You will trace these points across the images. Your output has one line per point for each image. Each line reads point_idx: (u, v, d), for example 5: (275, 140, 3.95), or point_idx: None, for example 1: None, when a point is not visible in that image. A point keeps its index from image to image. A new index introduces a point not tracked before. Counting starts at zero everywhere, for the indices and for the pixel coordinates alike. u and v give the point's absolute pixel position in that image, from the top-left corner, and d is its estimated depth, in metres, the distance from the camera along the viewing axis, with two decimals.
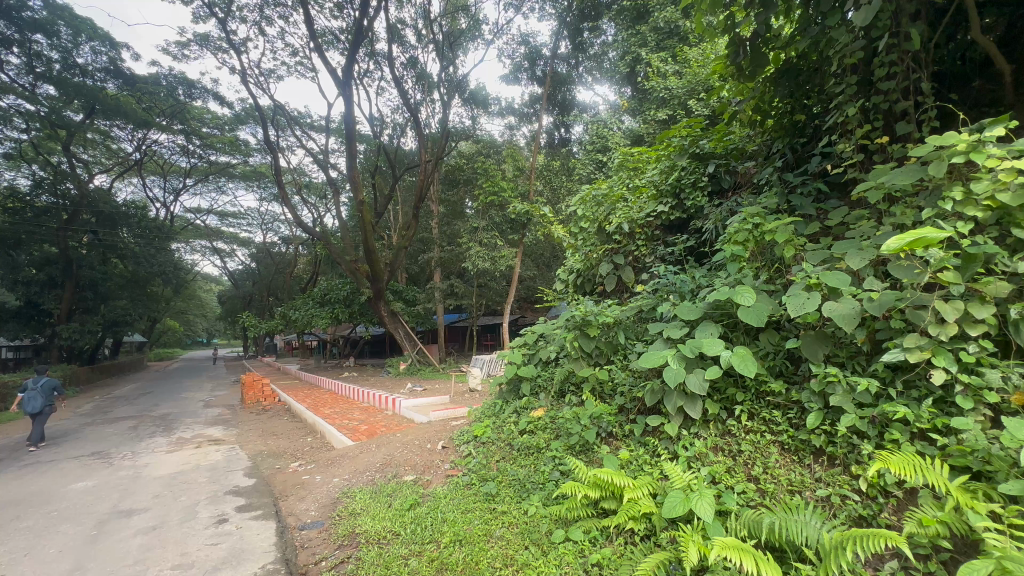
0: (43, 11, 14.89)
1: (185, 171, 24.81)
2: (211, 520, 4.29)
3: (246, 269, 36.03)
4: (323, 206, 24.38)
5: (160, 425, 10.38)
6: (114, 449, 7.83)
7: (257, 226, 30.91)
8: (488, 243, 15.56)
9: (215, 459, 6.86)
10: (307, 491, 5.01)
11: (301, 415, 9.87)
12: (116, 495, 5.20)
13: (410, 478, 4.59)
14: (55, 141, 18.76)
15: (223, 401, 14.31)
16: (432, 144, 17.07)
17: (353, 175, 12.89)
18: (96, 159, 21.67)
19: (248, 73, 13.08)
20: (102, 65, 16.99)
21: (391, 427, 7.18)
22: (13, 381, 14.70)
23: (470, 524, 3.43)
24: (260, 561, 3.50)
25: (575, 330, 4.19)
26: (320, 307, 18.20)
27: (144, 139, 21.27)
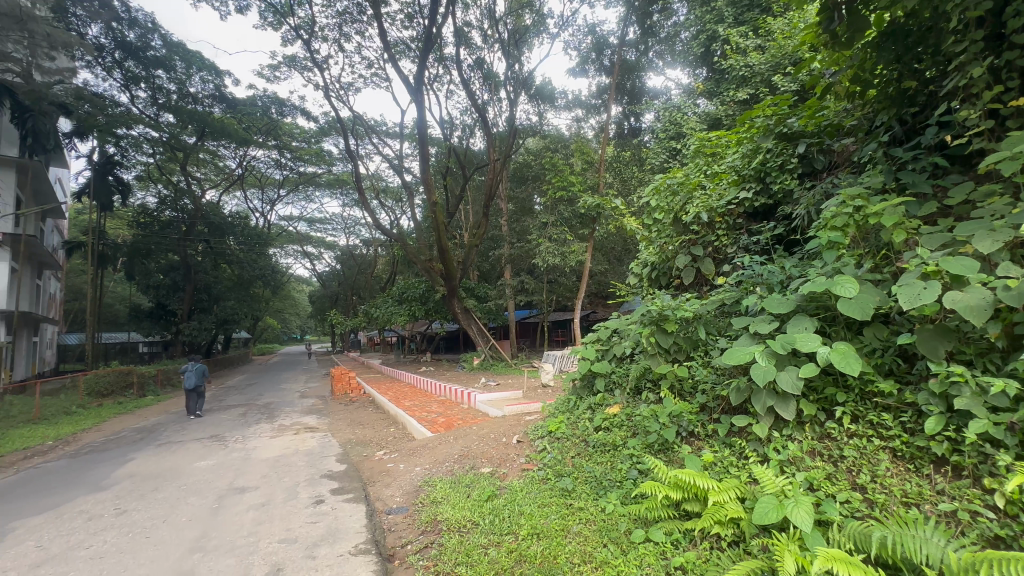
0: (163, 49, 16.98)
1: (278, 183, 27.25)
2: (310, 501, 4.69)
3: (332, 271, 38.86)
4: (399, 209, 25.61)
5: (264, 413, 11.50)
6: (228, 433, 8.82)
7: (341, 230, 33.19)
8: (558, 238, 15.48)
9: (311, 445, 7.50)
10: (392, 478, 5.31)
11: (384, 407, 10.47)
12: (231, 474, 5.85)
13: (486, 470, 4.70)
14: (175, 162, 21.46)
15: (316, 392, 15.60)
16: (500, 142, 17.28)
17: (425, 177, 13.39)
18: (208, 177, 24.48)
19: (329, 88, 14.03)
20: (210, 91, 19.11)
21: (467, 421, 7.40)
22: (148, 371, 17.06)
23: (547, 518, 3.45)
24: (353, 541, 3.72)
25: (651, 325, 4.04)
26: (399, 305, 19.16)
27: (244, 156, 23.65)
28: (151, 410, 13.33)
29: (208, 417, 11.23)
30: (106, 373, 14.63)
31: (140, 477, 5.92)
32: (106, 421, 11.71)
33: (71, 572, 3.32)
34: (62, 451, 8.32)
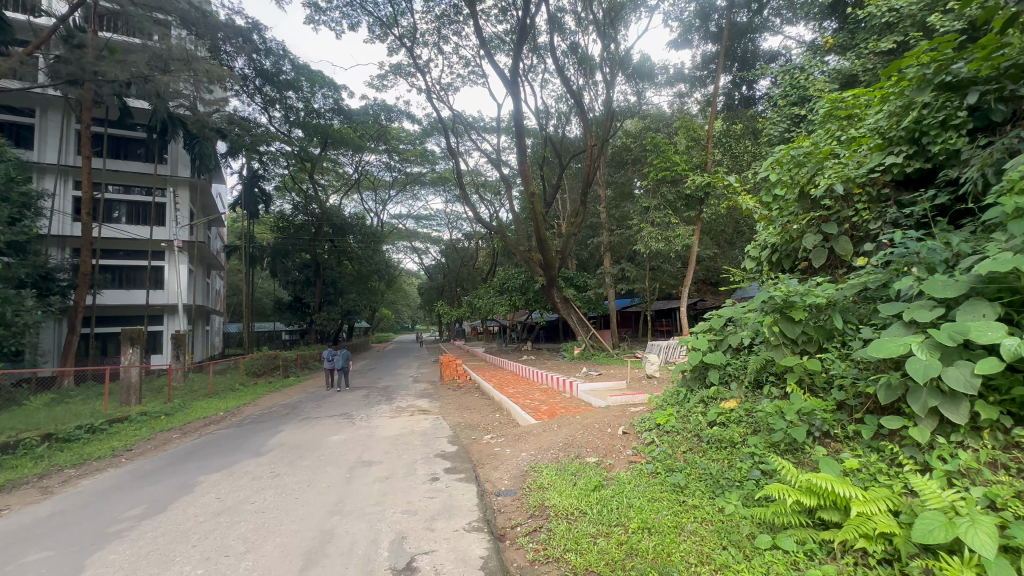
0: (292, 72, 19.18)
1: (389, 183, 29.47)
2: (427, 478, 5.05)
3: (438, 264, 41.21)
4: (498, 201, 26.25)
5: (383, 395, 12.63)
6: (355, 412, 9.84)
7: (445, 226, 35.00)
8: (661, 222, 14.72)
9: (425, 426, 8.07)
10: (500, 462, 5.51)
11: (489, 394, 10.92)
12: (359, 449, 6.52)
13: (592, 460, 4.66)
14: (304, 172, 24.28)
15: (427, 378, 16.76)
16: (596, 127, 16.85)
17: (523, 168, 13.51)
18: (330, 183, 27.37)
19: (431, 91, 14.75)
20: (330, 106, 21.24)
21: (570, 410, 7.42)
22: (290, 356, 19.66)
23: (658, 514, 3.33)
24: (467, 518, 3.91)
25: (774, 314, 3.67)
26: (500, 296, 19.75)
27: (360, 162, 26.16)
28: (293, 390, 15.39)
29: (338, 397, 12.64)
30: (259, 357, 17.15)
31: (288, 447, 6.85)
32: (261, 398, 13.77)
33: (242, 521, 3.98)
34: (230, 422, 9.94)
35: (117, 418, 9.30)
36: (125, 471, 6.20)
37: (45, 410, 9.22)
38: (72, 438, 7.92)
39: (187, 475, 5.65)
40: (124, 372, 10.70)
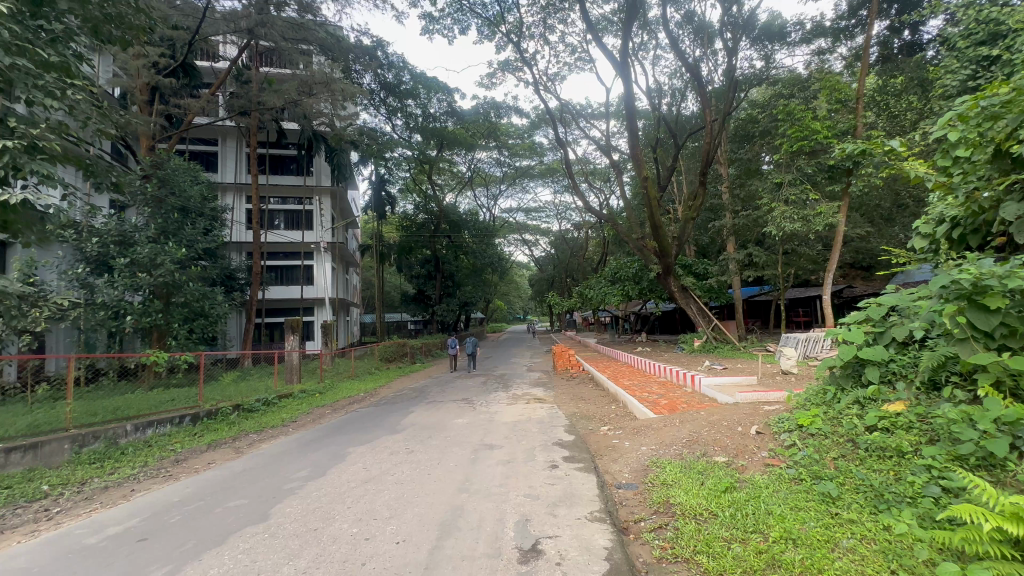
0: (411, 81, 20.69)
1: (499, 179, 30.35)
2: (546, 465, 5.15)
3: (548, 256, 41.54)
4: (607, 189, 25.56)
5: (500, 383, 13.14)
6: (475, 398, 10.41)
7: (554, 217, 35.12)
8: (797, 199, 13.07)
9: (541, 414, 8.24)
10: (619, 454, 5.41)
11: (604, 385, 10.78)
12: (481, 432, 6.89)
13: (721, 460, 4.34)
14: (423, 173, 26.13)
15: (540, 367, 17.08)
16: (716, 100, 15.48)
17: (634, 151, 12.96)
18: (446, 182, 29.11)
19: (538, 82, 14.78)
20: (444, 109, 22.58)
21: (692, 405, 7.01)
22: (417, 344, 21.42)
23: (804, 524, 3.00)
24: (589, 507, 3.90)
25: (960, 301, 3.04)
26: (612, 285, 19.29)
27: (472, 160, 27.64)
28: (420, 375, 16.79)
29: (459, 383, 13.48)
30: (391, 344, 19.00)
31: (419, 427, 7.51)
32: (393, 381, 15.26)
33: (385, 490, 4.48)
34: (370, 401, 11.18)
35: (284, 394, 11.03)
36: (293, 439, 7.33)
37: (234, 385, 11.29)
38: (252, 409, 9.56)
39: (339, 446, 6.51)
40: (287, 355, 12.60)
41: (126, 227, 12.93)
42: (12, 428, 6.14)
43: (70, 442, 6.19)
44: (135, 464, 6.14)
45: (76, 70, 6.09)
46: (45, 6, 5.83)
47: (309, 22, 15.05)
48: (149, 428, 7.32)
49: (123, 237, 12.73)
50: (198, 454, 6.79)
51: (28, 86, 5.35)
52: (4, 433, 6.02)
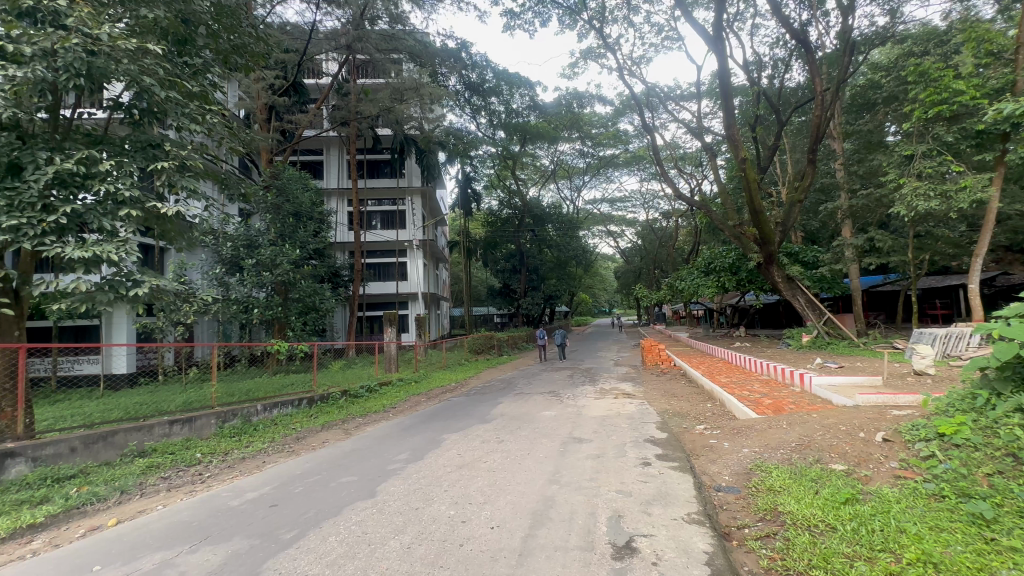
0: (494, 79, 21.12)
1: (583, 170, 29.88)
2: (638, 461, 5.00)
3: (634, 247, 40.14)
4: (699, 173, 24.03)
5: (586, 377, 12.99)
6: (562, 391, 10.41)
7: (641, 206, 33.82)
8: (933, 173, 11.26)
9: (631, 410, 8.02)
10: (718, 455, 5.10)
11: (698, 382, 10.21)
12: (569, 425, 6.87)
13: (839, 468, 3.92)
14: (507, 169, 26.57)
15: (628, 362, 16.59)
16: (828, 67, 13.82)
17: (730, 131, 12.03)
18: (529, 176, 29.32)
19: (622, 67, 14.24)
20: (526, 104, 22.85)
21: (802, 406, 6.39)
22: (504, 337, 21.88)
23: (948, 547, 2.61)
24: (686, 508, 3.72)
25: None
26: (706, 276, 18.15)
27: (555, 152, 27.56)
28: (506, 367, 17.15)
29: (546, 376, 13.54)
30: (479, 337, 19.63)
31: (508, 418, 7.68)
32: (481, 372, 15.77)
33: (479, 476, 4.66)
34: (460, 391, 11.69)
35: (384, 382, 11.90)
36: (393, 424, 7.90)
37: (341, 372, 12.40)
38: (358, 395, 10.45)
39: (435, 432, 6.89)
40: (386, 346, 13.57)
41: (251, 232, 14.73)
42: (173, 403, 7.31)
43: (216, 418, 7.23)
44: (265, 439, 7.03)
45: (212, 98, 7.06)
46: (190, 45, 6.88)
47: (400, 32, 15.96)
48: (274, 408, 8.32)
49: (250, 240, 14.53)
50: (315, 433, 7.59)
51: (179, 115, 6.36)
52: (167, 408, 7.18)
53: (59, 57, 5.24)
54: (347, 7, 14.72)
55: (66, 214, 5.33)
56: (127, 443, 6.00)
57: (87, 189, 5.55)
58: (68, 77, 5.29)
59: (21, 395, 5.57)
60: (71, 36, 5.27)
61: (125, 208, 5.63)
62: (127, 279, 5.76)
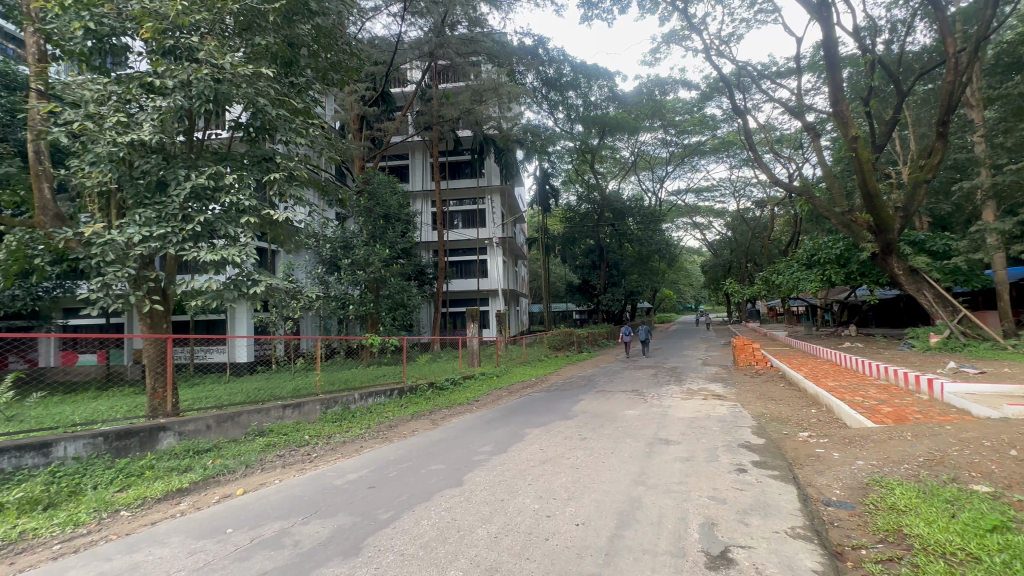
0: (571, 73, 20.90)
1: (666, 160, 28.57)
2: (732, 468, 4.68)
3: (723, 239, 37.62)
4: (800, 156, 21.89)
5: (672, 376, 12.44)
6: (646, 390, 10.07)
7: (731, 195, 31.60)
8: None
9: (722, 412, 7.54)
10: (825, 466, 4.62)
11: (800, 385, 9.34)
12: (654, 426, 6.63)
13: (982, 490, 3.37)
14: (586, 162, 26.19)
15: (717, 361, 15.62)
16: (964, 23, 11.88)
17: (839, 107, 10.81)
18: (608, 169, 28.69)
19: (709, 48, 13.40)
20: (605, 95, 22.36)
21: (931, 416, 5.59)
22: (584, 334, 21.60)
23: None
24: (789, 521, 3.41)
25: None
26: (807, 269, 16.53)
27: (635, 143, 26.64)
28: (587, 364, 16.94)
29: (628, 374, 13.17)
30: (559, 333, 19.61)
31: (590, 415, 7.59)
32: (561, 369, 15.74)
33: (562, 472, 4.65)
34: (541, 386, 11.77)
35: (467, 375, 12.31)
36: (477, 416, 8.17)
37: (427, 365, 13.02)
38: (443, 387, 10.95)
39: (517, 426, 7.01)
40: (469, 341, 14.02)
41: (347, 234, 15.97)
42: (285, 390, 8.17)
43: (320, 404, 7.95)
44: (362, 426, 7.59)
45: (314, 112, 7.72)
46: (294, 66, 7.59)
47: (477, 35, 16.44)
48: (369, 397, 8.97)
49: (346, 242, 15.76)
50: (405, 422, 8.08)
51: (287, 130, 7.06)
52: (280, 394, 8.03)
53: (193, 86, 6.06)
54: (429, 16, 15.31)
55: (201, 223, 6.14)
56: (249, 424, 6.79)
57: (216, 200, 6.34)
58: (200, 103, 6.11)
59: (169, 379, 6.55)
60: (202, 67, 6.06)
61: (245, 216, 6.36)
62: (247, 279, 6.50)
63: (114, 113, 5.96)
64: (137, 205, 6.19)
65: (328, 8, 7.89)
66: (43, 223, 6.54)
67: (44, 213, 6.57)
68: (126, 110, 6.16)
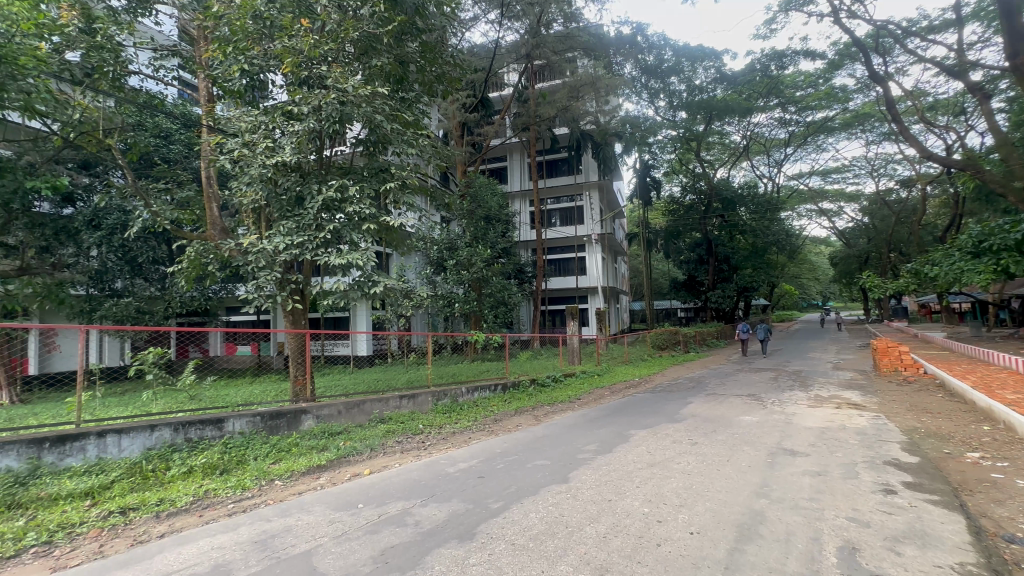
0: (673, 57, 20.40)
1: (785, 142, 25.79)
2: (878, 488, 4.09)
3: (858, 226, 32.98)
4: (961, 124, 18.36)
5: (796, 380, 11.21)
6: (765, 395, 9.23)
7: (868, 176, 27.57)
8: None
9: (861, 423, 6.63)
10: (1006, 496, 3.82)
11: (966, 397, 7.84)
12: (777, 434, 6.05)
13: None
14: (690, 151, 24.73)
15: (853, 365, 13.75)
16: None
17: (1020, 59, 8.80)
18: (717, 157, 26.82)
19: (838, 10, 11.77)
20: (713, 76, 21.20)
21: None
22: (691, 333, 20.38)
23: None
24: (957, 555, 2.91)
25: None
26: (973, 258, 13.86)
27: (747, 126, 24.37)
28: (696, 365, 15.97)
29: (743, 376, 12.16)
30: (663, 331, 18.76)
31: (701, 419, 7.15)
32: (666, 369, 15.04)
33: (672, 477, 4.45)
34: (645, 387, 11.37)
35: (568, 373, 12.31)
36: (579, 414, 8.14)
37: (529, 362, 13.27)
38: (545, 384, 11.09)
39: (622, 426, 6.85)
40: (569, 339, 13.97)
41: (452, 236, 16.85)
42: (401, 381, 8.88)
43: (432, 396, 8.52)
44: (469, 418, 7.97)
45: (422, 124, 8.29)
46: (404, 82, 8.21)
47: (573, 31, 16.49)
48: (476, 391, 9.41)
49: (451, 243, 16.68)
50: (509, 417, 8.33)
51: (400, 142, 7.67)
52: (397, 385, 8.75)
53: (322, 109, 6.84)
54: (525, 18, 15.49)
55: (330, 231, 6.92)
56: (372, 412, 7.50)
57: (341, 210, 7.09)
58: (328, 124, 6.87)
59: (308, 368, 7.51)
60: (330, 92, 6.80)
61: (365, 223, 7.03)
62: (369, 280, 7.18)
63: (263, 140, 6.95)
64: (281, 218, 7.16)
65: (433, 24, 8.41)
66: (214, 236, 7.91)
67: (214, 228, 7.94)
68: (272, 136, 7.14)
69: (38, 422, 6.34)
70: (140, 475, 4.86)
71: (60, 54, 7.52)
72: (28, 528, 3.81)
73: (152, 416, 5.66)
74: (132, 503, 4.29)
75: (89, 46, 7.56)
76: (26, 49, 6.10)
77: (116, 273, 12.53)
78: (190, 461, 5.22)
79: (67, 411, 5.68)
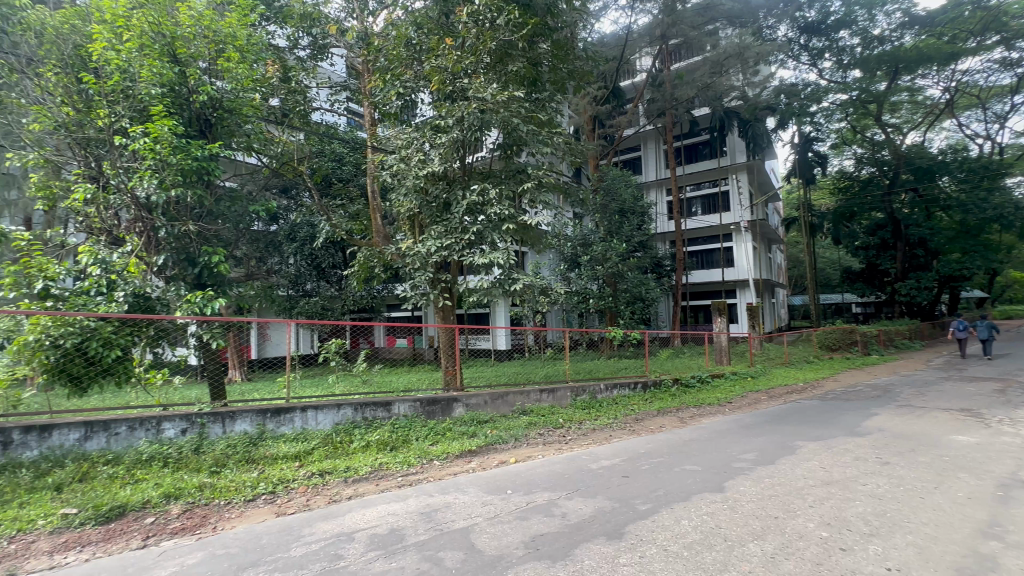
0: (841, 7, 17.78)
1: (1011, 88, 20.17)
2: None
3: None
4: None
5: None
6: (986, 410, 7.35)
7: None
8: None
9: None
10: None
11: None
12: (1010, 461, 4.75)
13: None
14: (868, 116, 20.89)
15: None
16: None
17: None
18: (906, 119, 22.14)
19: None
20: (896, 22, 17.56)
21: None
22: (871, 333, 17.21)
23: None
24: None
25: None
26: None
27: (950, 74, 19.63)
28: (880, 369, 13.42)
29: (951, 386, 9.84)
30: (832, 329, 16.24)
31: (892, 434, 5.97)
32: (839, 373, 12.92)
33: (857, 500, 3.80)
34: (812, 393, 9.91)
35: (716, 373, 11.35)
36: (732, 419, 7.44)
37: (670, 360, 12.58)
38: (689, 384, 10.40)
39: (785, 436, 6.08)
40: (716, 337, 12.83)
41: (585, 232, 16.78)
42: (540, 376, 9.19)
43: (571, 391, 8.65)
44: (609, 416, 7.88)
45: (556, 122, 8.37)
46: (538, 83, 8.36)
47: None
48: (614, 389, 9.28)
49: (584, 239, 16.63)
50: (651, 417, 7.99)
51: (535, 143, 7.84)
52: (537, 378, 9.05)
53: (465, 119, 7.32)
54: None
55: (474, 232, 7.40)
56: (516, 403, 7.87)
57: (482, 212, 7.52)
58: (471, 132, 7.34)
59: (457, 360, 8.16)
60: (471, 103, 7.25)
61: (505, 224, 7.35)
62: (509, 278, 7.52)
63: (416, 154, 7.72)
64: (432, 223, 7.90)
65: (564, 21, 8.43)
66: (379, 242, 9.07)
67: (379, 235, 9.09)
68: (423, 149, 7.88)
69: (261, 397, 7.97)
70: (332, 445, 5.82)
71: (268, 102, 9.37)
72: (260, 479, 4.84)
73: (337, 396, 6.71)
74: (328, 467, 5.16)
75: (286, 92, 9.30)
76: (248, 100, 7.70)
77: (307, 276, 15.21)
78: (367, 437, 6.08)
79: (280, 389, 7.07)
